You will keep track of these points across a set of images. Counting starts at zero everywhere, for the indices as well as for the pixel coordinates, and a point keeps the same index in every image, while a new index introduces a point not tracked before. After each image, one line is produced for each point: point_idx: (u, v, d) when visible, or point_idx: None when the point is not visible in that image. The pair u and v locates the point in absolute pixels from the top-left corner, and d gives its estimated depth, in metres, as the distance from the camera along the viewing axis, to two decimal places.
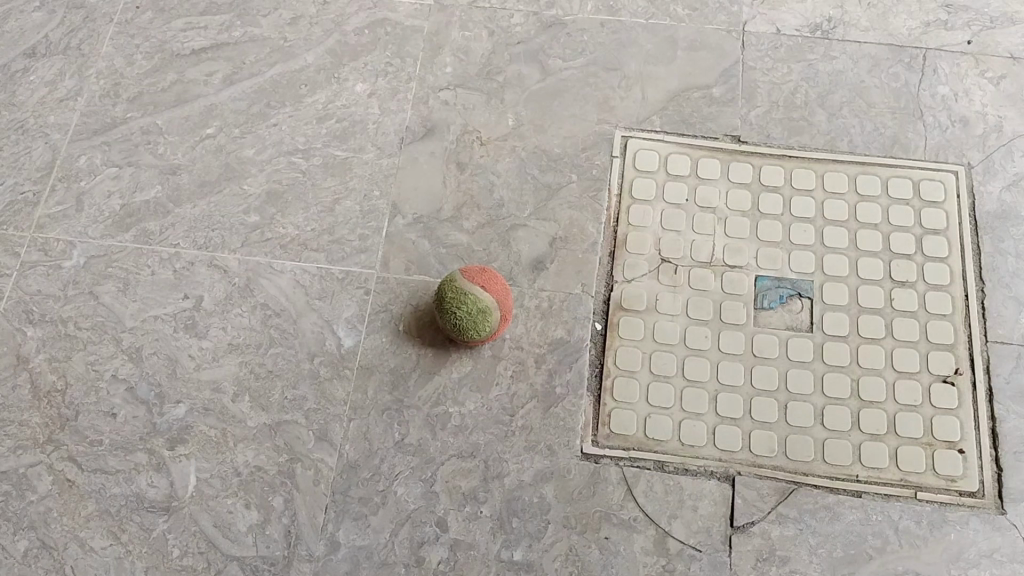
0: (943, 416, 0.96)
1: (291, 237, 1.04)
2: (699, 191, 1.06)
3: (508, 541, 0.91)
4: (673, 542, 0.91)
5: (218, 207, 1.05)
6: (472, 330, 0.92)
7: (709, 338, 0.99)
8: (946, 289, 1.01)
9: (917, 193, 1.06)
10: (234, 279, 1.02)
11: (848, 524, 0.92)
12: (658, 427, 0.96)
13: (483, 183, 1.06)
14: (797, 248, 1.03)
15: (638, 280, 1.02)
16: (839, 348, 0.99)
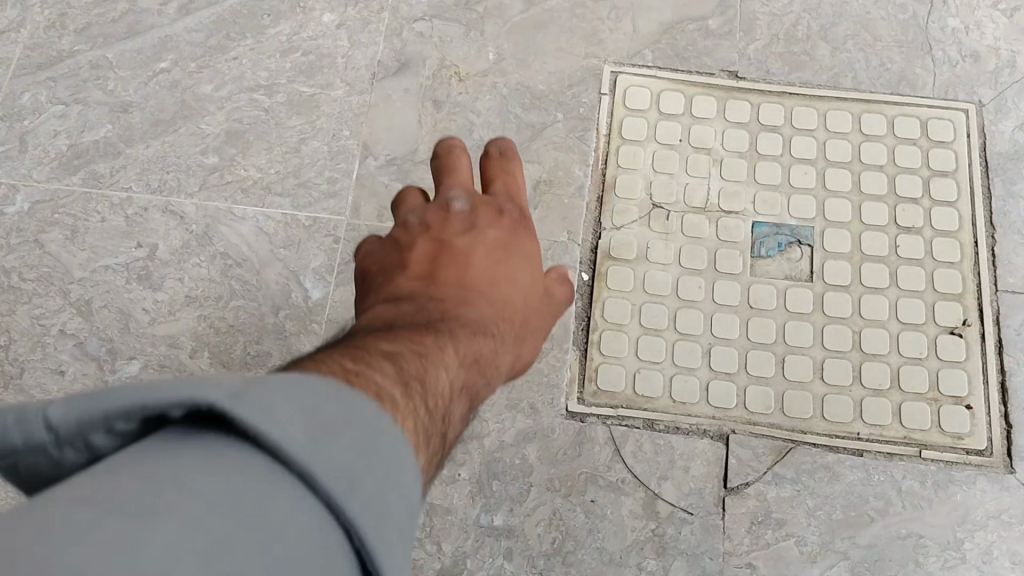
0: (950, 370, 0.91)
1: (252, 180, 0.96)
2: (693, 130, 0.99)
3: (487, 505, 0.86)
4: (663, 505, 0.86)
5: (172, 146, 0.98)
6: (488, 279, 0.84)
7: (703, 288, 0.93)
8: (954, 235, 0.95)
9: (925, 133, 0.99)
10: (190, 226, 0.94)
11: (848, 484, 0.87)
12: (648, 383, 0.90)
13: (461, 123, 0.99)
14: (797, 192, 0.97)
15: (627, 227, 0.95)
16: (840, 299, 0.93)
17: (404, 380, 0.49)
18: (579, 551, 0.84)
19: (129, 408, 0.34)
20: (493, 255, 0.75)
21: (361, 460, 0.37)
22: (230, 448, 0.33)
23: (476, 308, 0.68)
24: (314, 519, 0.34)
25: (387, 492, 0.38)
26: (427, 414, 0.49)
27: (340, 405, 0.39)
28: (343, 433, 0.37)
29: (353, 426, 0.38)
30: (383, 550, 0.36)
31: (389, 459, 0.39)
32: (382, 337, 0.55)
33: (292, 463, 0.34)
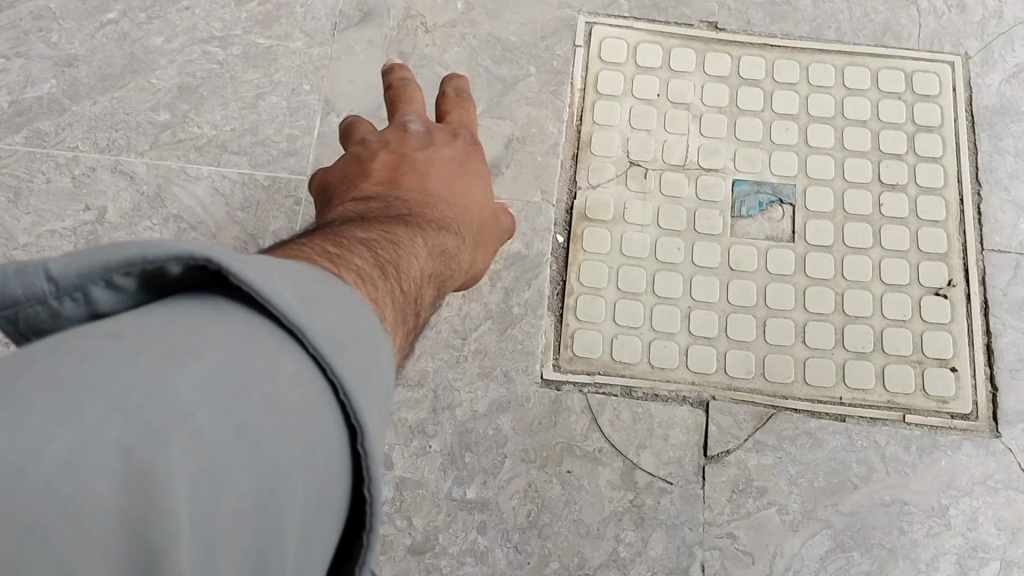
0: (934, 332, 0.88)
1: (207, 138, 0.91)
2: (672, 84, 0.95)
3: (460, 478, 0.82)
4: (641, 475, 0.83)
5: (122, 102, 0.92)
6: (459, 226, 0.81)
7: (682, 250, 0.90)
8: (940, 193, 0.92)
9: (910, 87, 0.96)
10: (142, 187, 0.89)
11: (831, 450, 0.85)
12: (626, 349, 0.87)
13: (428, 77, 0.94)
14: (779, 149, 0.93)
15: (604, 186, 0.91)
16: (823, 259, 0.90)
17: (379, 264, 0.50)
18: (555, 524, 0.81)
19: (131, 260, 0.34)
20: (453, 167, 0.74)
21: (351, 327, 0.37)
22: (231, 310, 0.34)
23: (441, 212, 0.68)
24: (313, 378, 0.34)
25: (376, 362, 0.38)
26: (403, 298, 0.50)
27: (323, 284, 0.39)
28: (330, 305, 0.37)
29: (340, 301, 0.39)
30: (376, 414, 0.36)
31: (375, 333, 0.39)
32: (356, 227, 0.55)
33: (290, 321, 0.34)
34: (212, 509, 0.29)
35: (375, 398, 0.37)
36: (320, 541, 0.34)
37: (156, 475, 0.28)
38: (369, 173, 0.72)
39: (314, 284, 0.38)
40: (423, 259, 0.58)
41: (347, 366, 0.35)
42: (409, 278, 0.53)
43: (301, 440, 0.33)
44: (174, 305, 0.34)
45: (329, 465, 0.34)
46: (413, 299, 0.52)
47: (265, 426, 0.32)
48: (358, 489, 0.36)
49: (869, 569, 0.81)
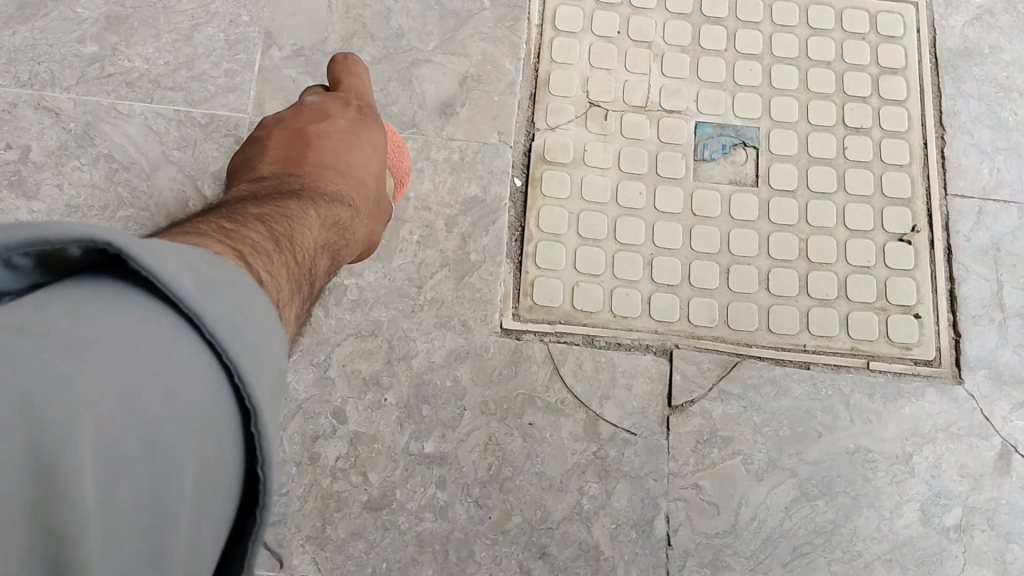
0: (899, 278, 0.87)
1: (138, 72, 0.85)
2: (632, 22, 0.91)
3: (417, 432, 0.79)
4: (605, 426, 0.81)
5: (44, 33, 0.85)
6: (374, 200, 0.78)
7: (644, 195, 0.87)
8: (904, 137, 0.90)
9: (874, 28, 0.93)
10: (69, 125, 0.83)
11: (795, 399, 0.83)
12: (587, 297, 0.83)
13: (377, 10, 0.88)
14: (742, 90, 0.90)
15: (563, 127, 0.87)
16: (787, 204, 0.88)
17: (270, 235, 0.50)
18: (517, 477, 0.79)
19: (34, 241, 0.33)
20: (350, 136, 0.72)
21: (247, 313, 0.37)
22: (131, 295, 0.33)
23: (333, 182, 0.67)
24: (213, 362, 0.34)
25: (274, 348, 0.38)
26: (295, 268, 0.51)
27: (222, 270, 0.38)
28: (228, 291, 0.37)
29: (238, 286, 0.38)
30: (272, 395, 0.36)
31: (273, 317, 0.39)
32: (249, 203, 0.56)
33: (188, 306, 0.34)
34: (110, 496, 0.29)
35: (271, 383, 0.37)
36: (215, 520, 0.34)
37: (61, 459, 0.27)
38: (265, 153, 0.71)
39: (211, 269, 0.37)
40: (317, 228, 0.58)
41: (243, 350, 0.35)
42: (301, 247, 0.54)
43: (200, 422, 0.32)
44: (73, 288, 0.33)
45: (227, 445, 0.34)
46: (304, 270, 0.53)
47: (162, 409, 0.31)
48: (256, 468, 0.36)
49: (834, 517, 0.80)
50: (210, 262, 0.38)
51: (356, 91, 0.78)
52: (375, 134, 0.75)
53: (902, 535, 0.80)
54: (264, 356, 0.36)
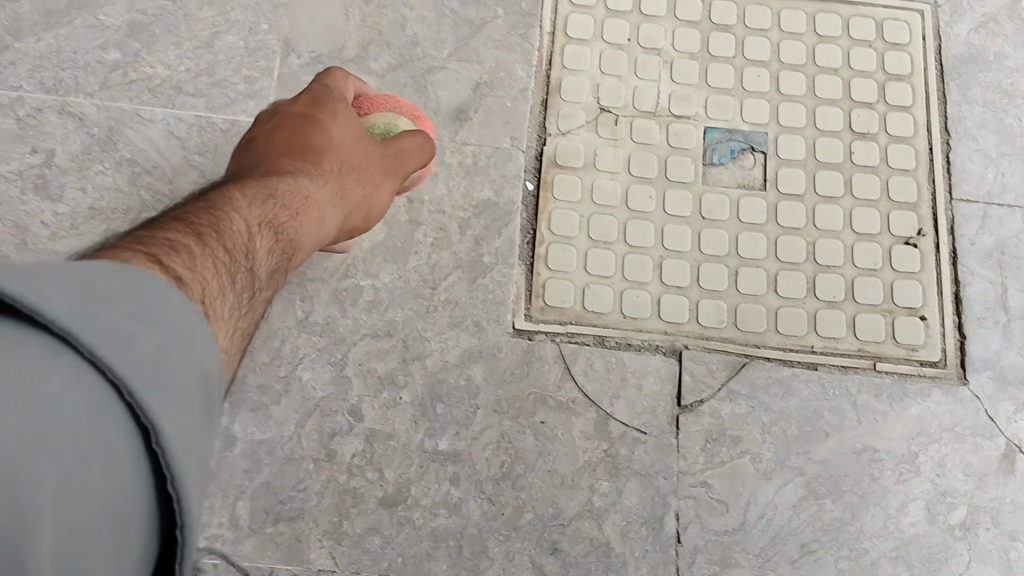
0: (905, 281, 0.88)
1: (160, 78, 0.87)
2: (642, 29, 0.92)
3: (431, 430, 0.80)
4: (616, 425, 0.82)
5: (69, 40, 0.87)
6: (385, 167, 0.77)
7: (654, 198, 0.88)
8: (909, 142, 0.92)
9: (880, 35, 0.95)
10: (92, 130, 0.85)
11: (803, 399, 0.84)
12: (597, 298, 0.85)
13: (392, 18, 0.91)
14: (750, 96, 0.92)
15: (574, 133, 0.89)
16: (794, 207, 0.89)
17: (192, 228, 0.50)
18: (530, 475, 0.80)
19: None
20: (304, 122, 0.70)
21: (144, 330, 0.36)
22: (17, 333, 0.32)
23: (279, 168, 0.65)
24: (105, 396, 0.33)
25: (179, 355, 0.37)
26: (226, 255, 0.50)
27: (117, 279, 0.38)
28: (120, 302, 0.36)
29: (138, 299, 0.37)
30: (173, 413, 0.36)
31: (176, 321, 0.39)
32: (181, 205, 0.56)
33: (77, 342, 0.33)
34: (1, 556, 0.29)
35: (176, 391, 0.36)
36: (128, 540, 0.35)
37: None
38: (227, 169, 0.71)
39: (103, 281, 0.37)
40: (257, 212, 0.57)
41: (135, 363, 0.34)
42: (234, 233, 0.53)
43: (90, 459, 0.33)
44: None
45: (129, 472, 0.34)
46: (239, 253, 0.52)
47: (52, 454, 0.31)
48: (160, 485, 0.36)
49: (841, 515, 0.81)
50: (107, 273, 0.37)
51: (320, 79, 0.76)
52: (338, 107, 0.72)
53: (908, 532, 0.81)
54: (164, 365, 0.36)
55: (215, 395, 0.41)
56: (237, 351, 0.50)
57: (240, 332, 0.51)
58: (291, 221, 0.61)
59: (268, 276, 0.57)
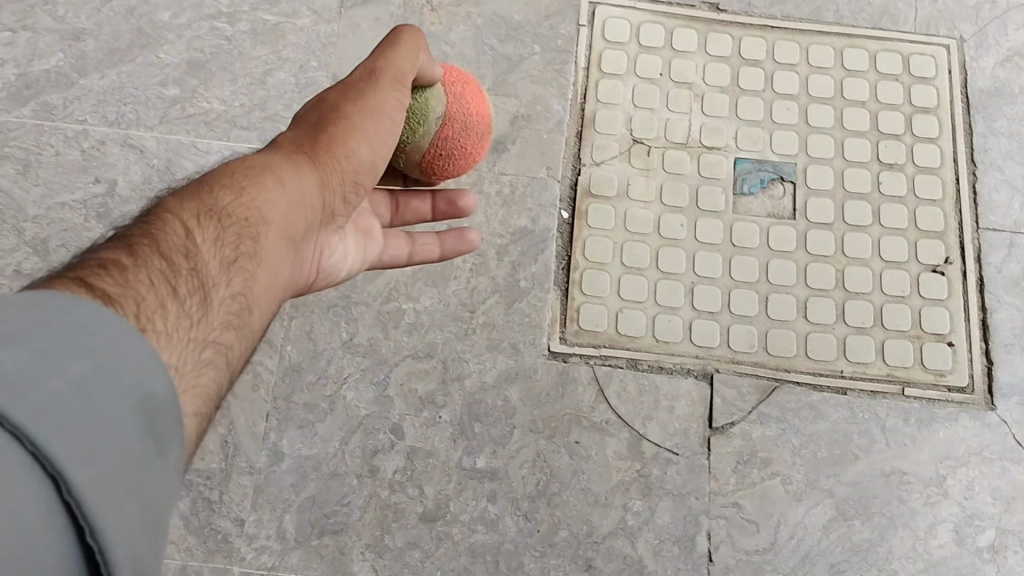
0: (932, 308, 0.90)
1: (216, 112, 0.91)
2: (674, 64, 0.96)
3: (469, 448, 0.83)
4: (648, 446, 0.85)
5: (131, 77, 0.92)
6: (418, 121, 0.66)
7: (685, 226, 0.91)
8: (936, 173, 0.94)
9: (906, 69, 0.97)
10: (151, 161, 0.90)
11: (832, 422, 0.86)
12: (631, 322, 0.88)
13: (434, 55, 0.95)
14: (779, 128, 0.95)
15: (608, 163, 0.92)
16: (823, 236, 0.92)
17: (125, 245, 0.48)
18: (564, 493, 0.83)
19: None
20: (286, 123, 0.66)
21: (51, 369, 0.35)
22: None
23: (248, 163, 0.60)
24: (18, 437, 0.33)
25: (98, 391, 0.37)
26: (162, 263, 0.48)
27: (33, 320, 0.38)
28: (29, 344, 0.36)
29: (51, 340, 0.37)
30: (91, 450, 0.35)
31: (97, 358, 0.38)
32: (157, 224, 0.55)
33: None
34: None
35: (97, 425, 0.36)
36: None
37: None
38: None
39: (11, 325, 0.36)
40: (197, 205, 0.52)
41: (42, 402, 0.34)
42: (171, 238, 0.50)
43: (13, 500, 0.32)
44: None
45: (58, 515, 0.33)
46: (178, 259, 0.49)
47: None
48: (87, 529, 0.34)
49: (870, 537, 0.83)
50: (21, 315, 0.37)
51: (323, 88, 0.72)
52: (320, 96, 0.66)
53: (936, 554, 0.82)
54: (78, 401, 0.36)
55: (167, 423, 0.40)
56: (204, 362, 0.47)
57: (214, 346, 0.48)
58: (236, 202, 0.54)
59: (224, 268, 0.51)
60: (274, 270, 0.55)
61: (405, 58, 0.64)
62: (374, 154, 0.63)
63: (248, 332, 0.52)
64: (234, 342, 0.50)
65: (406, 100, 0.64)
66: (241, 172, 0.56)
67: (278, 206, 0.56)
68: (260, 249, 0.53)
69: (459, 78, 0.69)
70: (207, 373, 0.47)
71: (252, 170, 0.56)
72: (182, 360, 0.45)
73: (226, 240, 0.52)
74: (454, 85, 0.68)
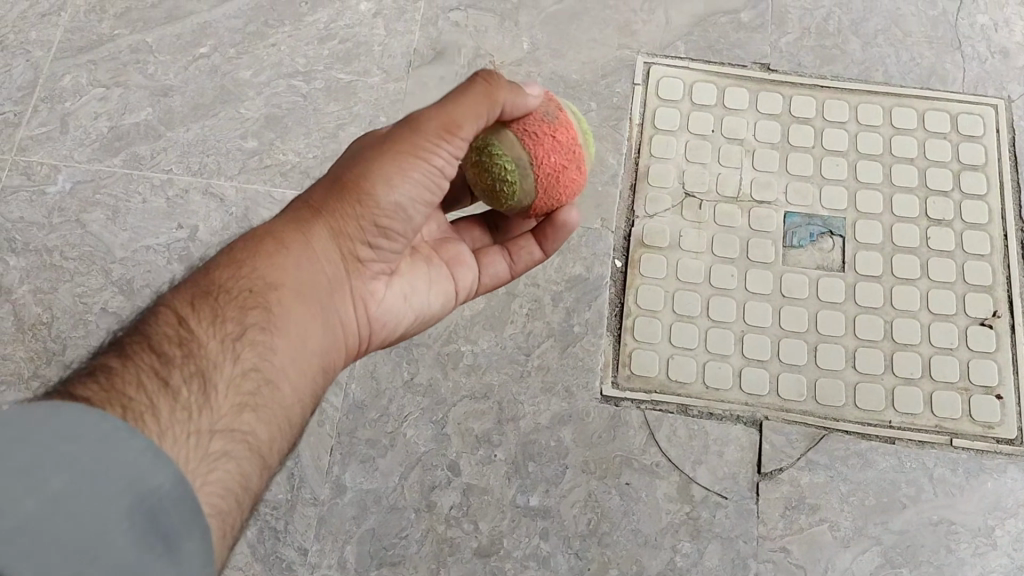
0: (981, 361, 0.91)
1: (290, 164, 0.97)
2: (726, 121, 1.00)
3: (523, 486, 0.87)
4: (697, 489, 0.87)
5: (214, 130, 0.99)
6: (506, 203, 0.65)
7: (736, 277, 0.94)
8: (985, 228, 0.96)
9: (954, 127, 1.00)
10: (230, 208, 0.96)
11: (880, 471, 0.88)
12: (681, 368, 0.91)
13: None
14: (829, 183, 0.98)
15: (660, 215, 0.96)
16: (872, 288, 0.94)
17: (118, 349, 0.53)
18: (614, 533, 0.85)
19: None
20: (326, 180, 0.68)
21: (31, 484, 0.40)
22: None
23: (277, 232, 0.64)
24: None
25: (81, 499, 0.41)
26: (153, 358, 0.52)
27: (37, 428, 0.42)
28: (20, 461, 0.41)
29: (43, 450, 0.42)
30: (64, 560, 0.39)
31: (84, 464, 0.42)
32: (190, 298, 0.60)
33: None
34: None
35: (73, 540, 0.40)
36: None
37: None
38: None
39: (11, 438, 0.41)
40: (193, 292, 0.56)
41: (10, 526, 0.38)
42: (162, 329, 0.54)
43: None
44: None
45: None
46: (170, 348, 0.53)
47: None
48: None
49: None
50: (30, 424, 0.42)
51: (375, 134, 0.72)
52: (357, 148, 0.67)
53: None
54: (55, 518, 0.40)
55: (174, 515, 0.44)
56: (215, 455, 0.51)
57: (232, 435, 0.52)
58: (237, 277, 0.57)
59: (227, 347, 0.55)
60: (299, 335, 0.58)
61: (460, 112, 0.59)
62: (408, 195, 0.60)
63: (271, 406, 0.55)
64: (254, 422, 0.54)
65: (454, 151, 0.60)
66: (243, 247, 0.59)
67: (289, 267, 0.59)
68: (273, 317, 0.57)
69: (552, 167, 0.62)
70: (220, 466, 0.51)
71: (257, 245, 0.59)
72: (186, 457, 0.49)
73: (226, 319, 0.55)
74: (547, 178, 0.62)
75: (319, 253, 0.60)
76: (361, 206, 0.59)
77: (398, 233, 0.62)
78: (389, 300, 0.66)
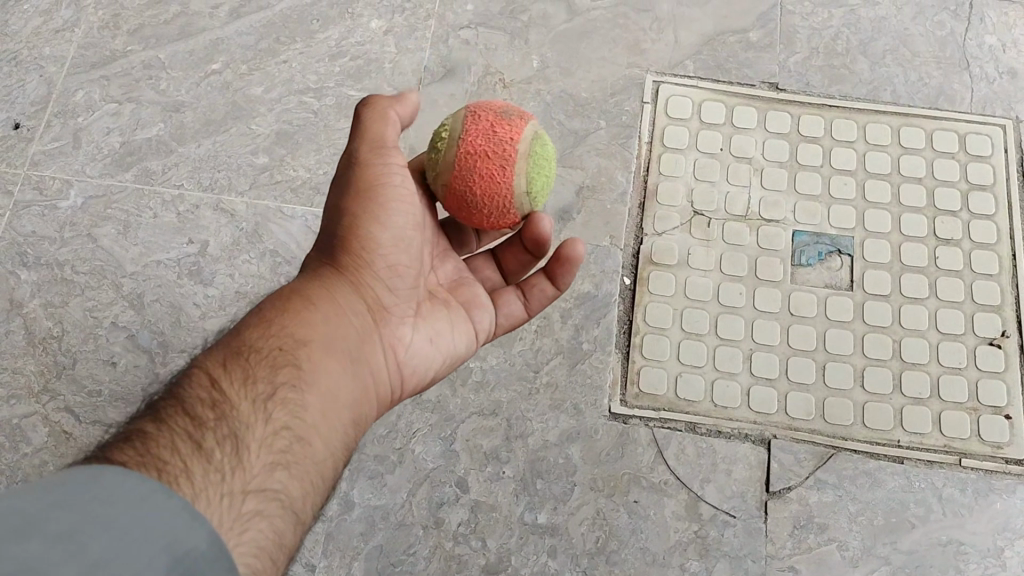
0: (990, 381, 0.91)
1: (300, 180, 0.98)
2: (734, 140, 1.00)
3: (532, 503, 0.87)
4: (705, 507, 0.87)
5: (225, 146, 0.99)
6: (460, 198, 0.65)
7: (745, 295, 0.94)
8: (993, 248, 0.96)
9: (962, 147, 1.00)
10: (241, 224, 0.96)
11: (889, 490, 0.87)
12: (689, 386, 0.91)
13: None
14: (837, 202, 0.98)
15: (669, 233, 0.96)
16: (880, 307, 0.94)
17: (153, 413, 0.53)
18: (622, 551, 0.85)
19: None
20: None
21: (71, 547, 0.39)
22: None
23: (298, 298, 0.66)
24: None
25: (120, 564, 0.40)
26: (186, 422, 0.52)
27: (74, 497, 0.42)
28: (60, 527, 0.40)
29: (80, 517, 0.41)
30: None
31: (122, 530, 0.41)
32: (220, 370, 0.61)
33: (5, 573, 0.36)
34: None
35: None
36: None
37: None
38: None
39: (45, 506, 0.41)
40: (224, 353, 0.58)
41: None
42: (196, 390, 0.55)
43: None
44: None
45: None
46: (204, 411, 0.53)
47: None
48: None
49: None
50: (65, 493, 0.42)
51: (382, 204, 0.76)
52: None
53: None
54: None
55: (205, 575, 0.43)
56: (248, 519, 0.50)
57: (265, 494, 0.52)
58: (264, 337, 0.59)
59: (258, 407, 0.55)
60: (328, 388, 0.59)
61: (375, 125, 0.64)
62: (398, 224, 0.64)
63: (304, 463, 0.55)
64: (285, 481, 0.53)
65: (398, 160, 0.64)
66: (270, 309, 0.61)
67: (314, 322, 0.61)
68: (303, 373, 0.58)
69: (476, 148, 0.63)
70: (253, 526, 0.50)
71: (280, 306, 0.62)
72: (221, 521, 0.49)
73: (258, 379, 0.56)
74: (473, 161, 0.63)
75: (341, 301, 0.63)
76: (362, 244, 0.63)
77: (406, 266, 0.65)
78: (416, 343, 0.66)
